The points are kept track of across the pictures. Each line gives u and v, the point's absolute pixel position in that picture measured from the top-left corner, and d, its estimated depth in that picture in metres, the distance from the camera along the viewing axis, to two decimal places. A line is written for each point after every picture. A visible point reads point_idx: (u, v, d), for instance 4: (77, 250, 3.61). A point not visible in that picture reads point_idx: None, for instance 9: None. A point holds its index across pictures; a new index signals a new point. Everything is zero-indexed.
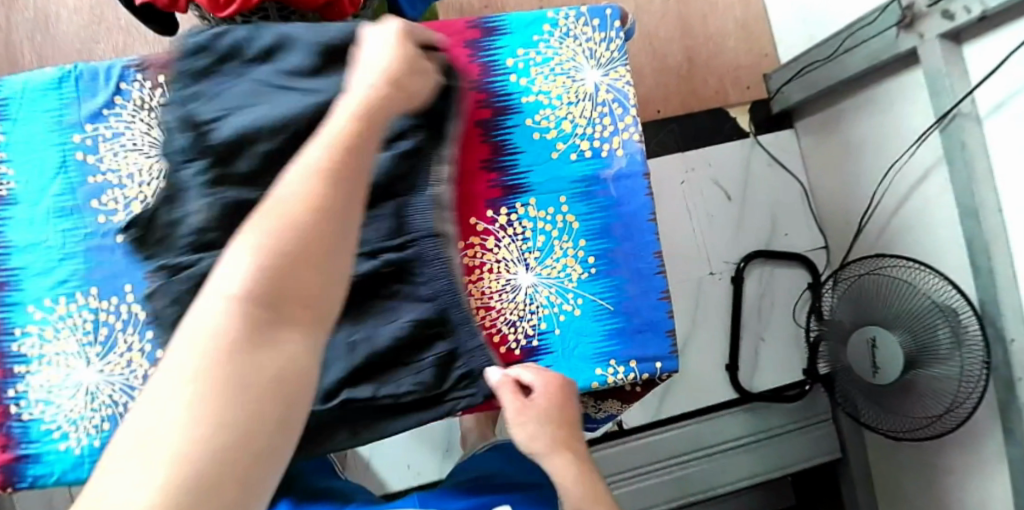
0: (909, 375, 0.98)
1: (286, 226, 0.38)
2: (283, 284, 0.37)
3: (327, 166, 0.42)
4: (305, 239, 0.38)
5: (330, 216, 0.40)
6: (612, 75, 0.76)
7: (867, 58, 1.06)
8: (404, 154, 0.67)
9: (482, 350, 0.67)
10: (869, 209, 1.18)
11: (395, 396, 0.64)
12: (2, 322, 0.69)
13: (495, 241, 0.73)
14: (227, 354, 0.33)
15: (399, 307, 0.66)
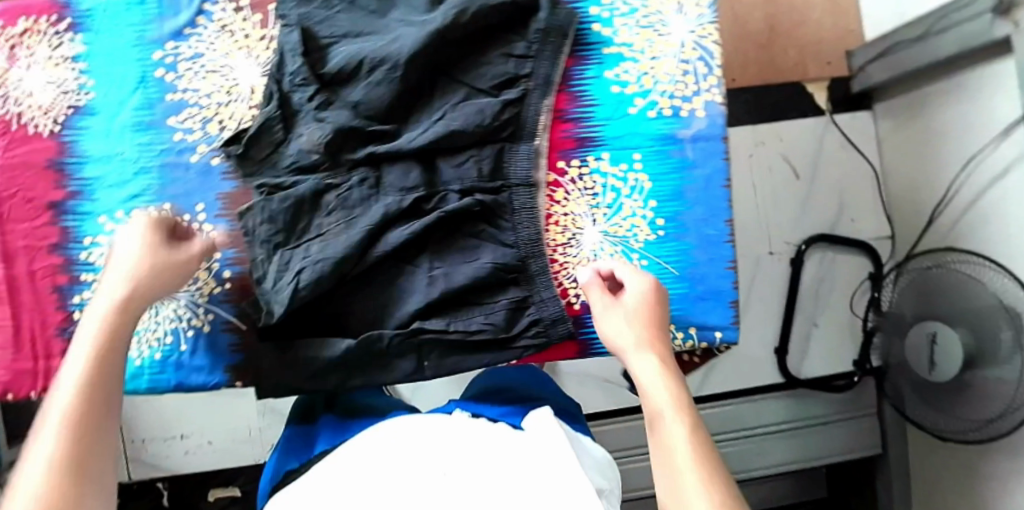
0: (964, 375, 0.94)
1: (90, 378, 0.48)
2: (96, 423, 0.46)
3: (104, 322, 0.52)
4: (93, 387, 0.47)
5: (107, 371, 0.49)
6: (699, 32, 0.71)
7: (957, 42, 0.99)
8: (503, 101, 0.67)
9: (555, 300, 0.68)
10: (944, 201, 1.12)
11: (465, 333, 0.66)
12: (73, 229, 0.70)
13: (563, 193, 0.71)
14: (61, 470, 0.42)
15: (480, 247, 0.68)
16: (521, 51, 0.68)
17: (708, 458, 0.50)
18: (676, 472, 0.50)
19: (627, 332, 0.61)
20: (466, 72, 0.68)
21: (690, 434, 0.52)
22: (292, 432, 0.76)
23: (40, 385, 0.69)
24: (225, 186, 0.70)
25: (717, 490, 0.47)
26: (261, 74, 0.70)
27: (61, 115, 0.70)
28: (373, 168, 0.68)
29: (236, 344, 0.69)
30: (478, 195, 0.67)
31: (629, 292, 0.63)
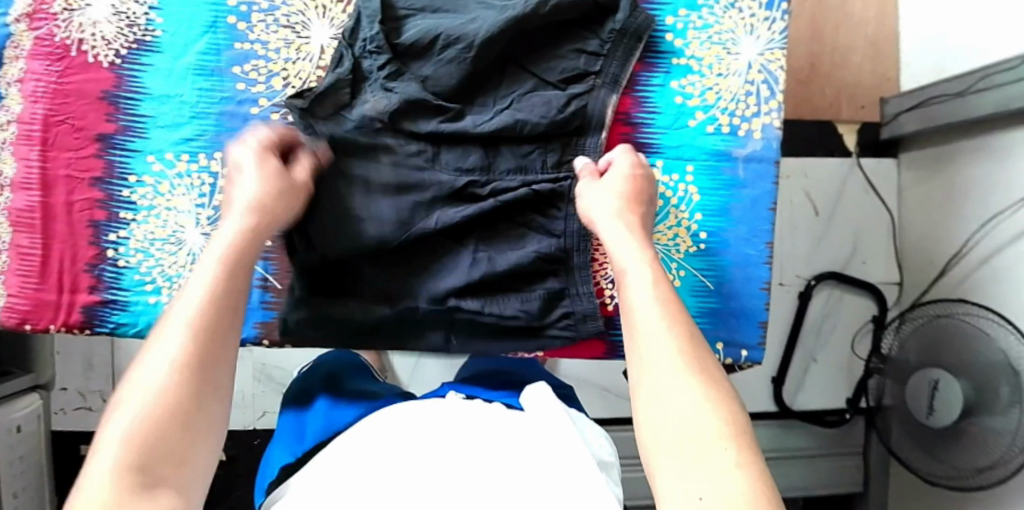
0: (961, 423, 0.97)
1: (201, 331, 0.46)
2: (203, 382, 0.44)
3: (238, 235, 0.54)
4: (207, 342, 0.45)
5: (219, 332, 0.47)
6: (767, 57, 0.73)
7: (994, 103, 1.02)
8: (572, 95, 0.68)
9: (590, 297, 0.68)
10: (957, 255, 1.15)
11: (499, 316, 0.67)
12: (118, 164, 0.69)
13: None
14: (165, 430, 0.40)
15: (527, 235, 0.69)
16: (594, 48, 0.69)
17: (674, 312, 0.49)
18: (637, 325, 0.49)
19: (607, 204, 0.61)
20: (537, 60, 0.69)
21: (657, 290, 0.51)
22: (287, 419, 0.71)
23: (60, 319, 0.68)
24: None
25: (684, 341, 0.47)
26: (333, 36, 0.70)
27: (122, 48, 0.69)
28: (433, 144, 0.69)
29: (270, 301, 0.69)
30: (533, 184, 0.67)
31: (614, 171, 0.64)
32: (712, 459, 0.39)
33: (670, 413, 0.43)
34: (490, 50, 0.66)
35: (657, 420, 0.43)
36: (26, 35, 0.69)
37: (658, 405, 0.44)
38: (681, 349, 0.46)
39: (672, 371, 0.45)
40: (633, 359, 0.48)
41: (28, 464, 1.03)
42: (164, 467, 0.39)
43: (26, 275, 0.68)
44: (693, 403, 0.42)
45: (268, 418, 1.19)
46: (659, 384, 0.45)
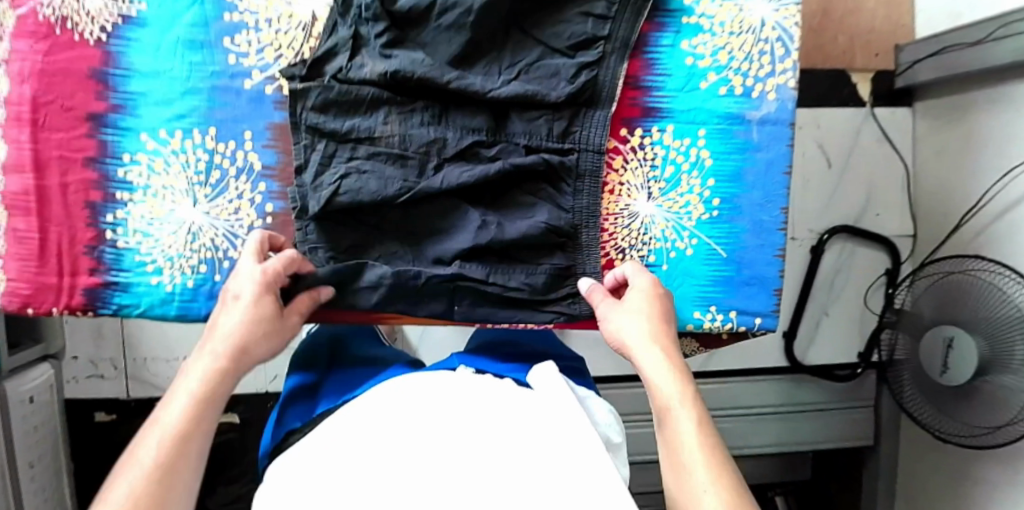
0: (975, 381, 0.97)
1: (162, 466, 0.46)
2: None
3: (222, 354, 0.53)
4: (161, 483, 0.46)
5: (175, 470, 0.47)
6: (782, 11, 0.69)
7: (1017, 51, 0.98)
8: (580, 62, 0.65)
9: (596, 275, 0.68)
10: (973, 209, 1.13)
11: (503, 286, 0.66)
12: (111, 144, 0.67)
13: (622, 161, 0.69)
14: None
15: (536, 205, 0.67)
16: (601, 10, 0.65)
17: (718, 453, 0.50)
18: (682, 462, 0.50)
19: (637, 326, 0.58)
20: (540, 22, 0.65)
21: (700, 428, 0.51)
22: (293, 381, 0.68)
23: (62, 302, 0.67)
24: (278, 116, 0.67)
25: (725, 478, 0.48)
26: (324, 3, 0.67)
27: (108, 23, 0.66)
28: (439, 104, 0.65)
29: None
30: (544, 155, 0.65)
31: (632, 290, 0.61)
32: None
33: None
34: (489, 13, 0.63)
35: None
36: (8, 14, 0.66)
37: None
38: (726, 491, 0.47)
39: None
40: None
41: (46, 436, 1.05)
42: None
43: (25, 258, 0.67)
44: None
45: (279, 382, 1.20)
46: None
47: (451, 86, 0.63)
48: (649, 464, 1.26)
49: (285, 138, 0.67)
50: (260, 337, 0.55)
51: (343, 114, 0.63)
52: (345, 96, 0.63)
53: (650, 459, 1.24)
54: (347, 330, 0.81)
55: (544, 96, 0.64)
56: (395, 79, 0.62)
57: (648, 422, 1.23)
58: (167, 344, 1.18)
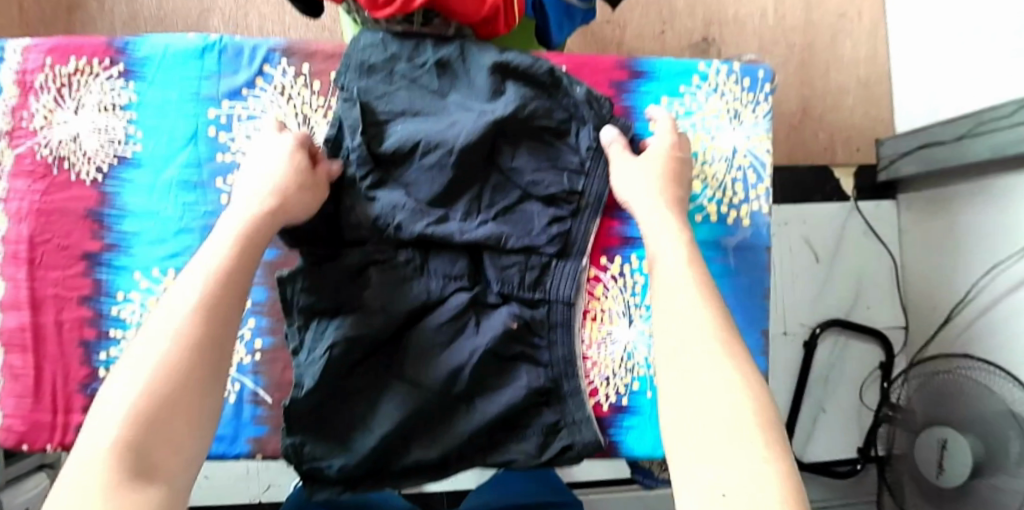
0: (971, 481, 0.95)
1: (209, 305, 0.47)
2: (204, 377, 0.44)
3: (232, 245, 0.52)
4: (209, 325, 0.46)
5: (220, 317, 0.47)
6: (753, 141, 0.72)
7: (991, 149, 1.01)
8: (553, 215, 0.69)
9: (587, 424, 0.68)
10: (961, 302, 1.13)
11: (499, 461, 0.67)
12: (104, 283, 0.69)
13: (602, 289, 0.72)
14: (157, 399, 0.40)
15: (517, 366, 0.68)
16: (575, 165, 0.70)
17: (722, 320, 0.51)
18: (676, 318, 0.52)
19: (652, 186, 0.64)
20: (515, 160, 0.69)
21: (704, 295, 0.53)
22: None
23: (56, 438, 0.67)
24: (268, 253, 0.69)
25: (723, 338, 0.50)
26: (315, 144, 0.70)
27: (104, 164, 0.69)
28: (421, 251, 0.69)
29: (262, 415, 0.68)
30: (515, 306, 0.69)
31: (652, 147, 0.67)
32: (734, 393, 0.45)
33: (702, 419, 0.45)
34: (468, 154, 0.66)
35: (694, 393, 0.46)
36: (8, 153, 0.69)
37: (690, 406, 0.46)
38: (726, 356, 0.48)
39: (712, 365, 0.47)
40: (666, 363, 0.50)
41: None
42: (157, 456, 0.39)
43: (21, 395, 0.68)
44: (737, 398, 0.45)
45: (272, 492, 1.15)
46: (683, 385, 0.48)
47: (421, 236, 0.67)
48: None
49: (272, 276, 0.69)
50: (297, 206, 0.59)
51: (338, 286, 0.66)
52: (336, 272, 0.66)
53: None
54: None
55: (514, 241, 0.68)
56: (378, 223, 0.67)
57: None
58: None
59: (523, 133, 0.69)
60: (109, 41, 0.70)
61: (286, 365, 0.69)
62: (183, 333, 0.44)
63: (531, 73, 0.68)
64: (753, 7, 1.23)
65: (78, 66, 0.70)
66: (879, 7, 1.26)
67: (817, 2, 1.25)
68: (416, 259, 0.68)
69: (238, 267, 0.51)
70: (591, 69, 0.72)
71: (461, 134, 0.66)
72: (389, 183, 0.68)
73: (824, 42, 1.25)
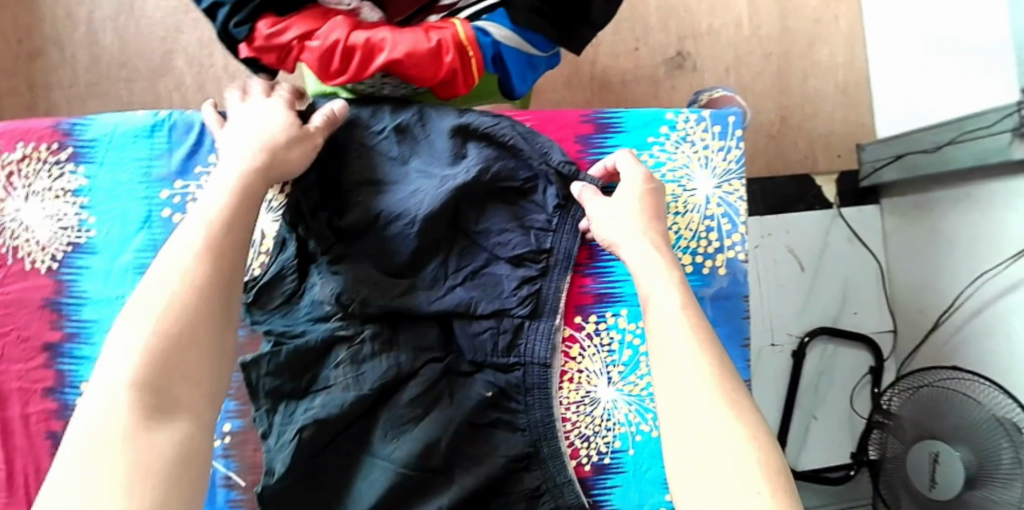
0: (965, 495, 0.95)
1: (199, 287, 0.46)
2: (215, 323, 0.46)
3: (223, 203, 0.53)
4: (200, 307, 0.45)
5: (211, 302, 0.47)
6: (726, 188, 0.70)
7: (974, 156, 0.99)
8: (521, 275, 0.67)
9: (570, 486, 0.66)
10: (950, 309, 1.12)
11: None
12: (67, 374, 0.67)
13: (579, 349, 0.69)
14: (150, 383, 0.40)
15: (495, 433, 0.66)
16: (542, 223, 0.68)
17: (720, 362, 0.48)
18: (669, 365, 0.49)
19: (630, 220, 0.61)
20: (482, 224, 0.68)
21: (697, 336, 0.50)
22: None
23: None
24: (232, 333, 0.67)
25: (724, 385, 0.46)
26: (272, 220, 0.68)
27: (58, 252, 0.67)
28: (388, 325, 0.66)
29: (236, 499, 0.66)
30: (490, 373, 0.67)
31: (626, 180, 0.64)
32: (741, 449, 0.42)
33: (710, 478, 0.42)
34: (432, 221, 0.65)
35: (703, 452, 0.43)
36: None
37: (697, 465, 0.43)
38: (727, 403, 0.45)
39: (710, 417, 0.44)
40: (665, 412, 0.48)
41: None
42: (178, 389, 0.41)
43: None
44: (742, 457, 0.42)
45: None
46: (686, 438, 0.45)
47: (386, 308, 0.64)
48: None
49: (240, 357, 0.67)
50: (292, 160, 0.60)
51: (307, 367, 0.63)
52: (297, 356, 0.62)
53: None
54: None
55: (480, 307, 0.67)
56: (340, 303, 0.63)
57: None
58: None
59: (486, 194, 0.68)
60: (55, 124, 0.69)
61: (257, 445, 0.67)
62: (164, 328, 0.42)
63: (490, 136, 0.68)
64: (727, 17, 1.21)
65: (24, 152, 0.68)
66: (854, 11, 1.24)
67: (792, 8, 1.22)
68: (384, 335, 0.65)
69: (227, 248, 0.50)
70: (556, 125, 0.71)
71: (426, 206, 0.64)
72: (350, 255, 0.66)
73: (801, 49, 1.23)
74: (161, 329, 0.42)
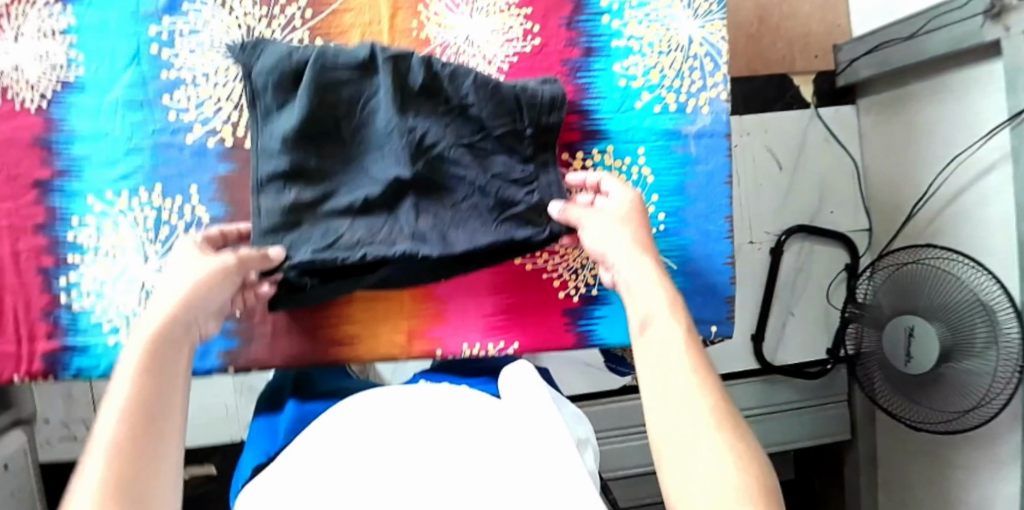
0: (940, 367, 1.00)
1: (144, 375, 0.43)
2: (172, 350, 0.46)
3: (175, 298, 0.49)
4: (146, 402, 0.42)
5: (156, 407, 0.42)
6: (708, 29, 0.72)
7: (948, 43, 1.02)
8: (501, 200, 0.64)
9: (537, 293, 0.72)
10: (923, 198, 1.16)
11: (471, 352, 0.71)
12: (59, 209, 0.67)
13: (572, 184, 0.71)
14: (120, 470, 0.37)
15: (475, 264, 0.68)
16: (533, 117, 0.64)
17: (705, 367, 0.48)
18: (665, 371, 0.48)
19: (620, 235, 0.58)
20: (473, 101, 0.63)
21: (688, 348, 0.49)
22: (259, 423, 0.68)
23: (22, 369, 0.67)
24: (222, 167, 0.68)
25: (718, 399, 0.46)
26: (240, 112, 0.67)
27: (47, 90, 0.67)
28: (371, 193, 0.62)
29: (231, 329, 0.68)
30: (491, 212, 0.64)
31: (614, 203, 0.61)
32: (722, 448, 0.42)
33: (685, 456, 0.43)
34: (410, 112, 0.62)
35: (678, 441, 0.44)
36: None
37: (687, 449, 0.43)
38: (715, 414, 0.44)
39: (690, 400, 0.46)
40: (651, 398, 0.48)
41: (22, 502, 1.00)
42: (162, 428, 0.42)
43: None
44: (719, 451, 0.42)
45: None
46: (671, 419, 0.45)
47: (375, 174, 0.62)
48: (639, 476, 1.25)
49: (231, 189, 0.68)
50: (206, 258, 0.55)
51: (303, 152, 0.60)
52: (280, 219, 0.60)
53: (641, 470, 1.23)
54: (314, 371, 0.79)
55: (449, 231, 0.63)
56: (321, 93, 0.60)
57: (633, 435, 1.22)
58: None
59: None
60: None
61: None
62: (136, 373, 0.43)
63: None
64: None
65: None
66: None
67: None
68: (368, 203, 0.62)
69: (177, 331, 0.47)
70: None
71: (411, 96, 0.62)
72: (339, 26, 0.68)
73: None
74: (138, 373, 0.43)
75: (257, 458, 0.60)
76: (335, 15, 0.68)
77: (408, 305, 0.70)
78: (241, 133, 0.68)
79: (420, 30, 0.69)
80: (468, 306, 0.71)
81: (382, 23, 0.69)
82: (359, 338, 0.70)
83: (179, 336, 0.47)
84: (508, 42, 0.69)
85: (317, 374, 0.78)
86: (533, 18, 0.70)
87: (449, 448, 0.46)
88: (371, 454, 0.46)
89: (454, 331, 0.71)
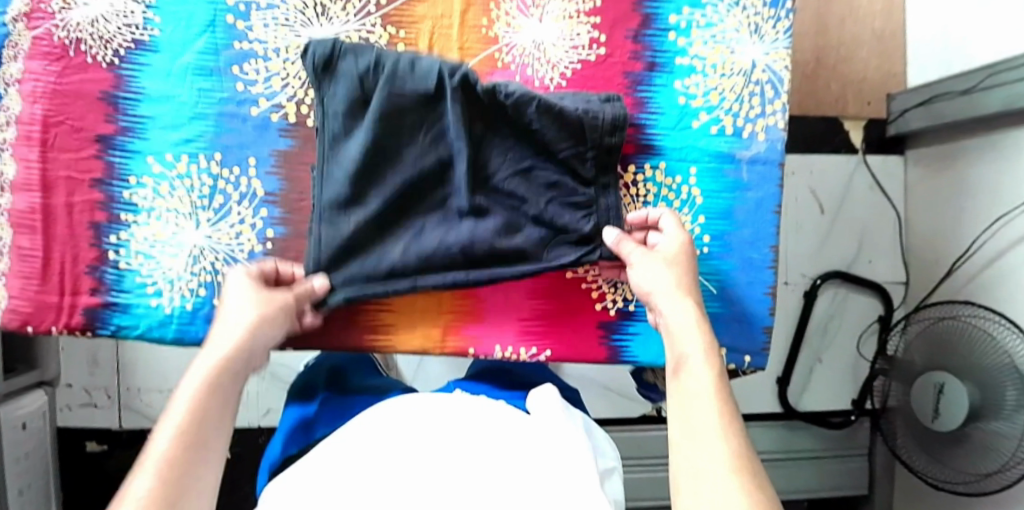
0: (966, 427, 0.96)
1: (208, 392, 0.46)
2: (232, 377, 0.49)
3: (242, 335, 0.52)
4: (200, 421, 0.45)
5: (202, 435, 0.44)
6: (772, 56, 0.72)
7: (1003, 101, 0.99)
8: (557, 226, 0.65)
9: (574, 304, 0.71)
10: (964, 256, 1.13)
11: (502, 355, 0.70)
12: (117, 166, 0.68)
13: (630, 195, 0.70)
14: (165, 485, 0.40)
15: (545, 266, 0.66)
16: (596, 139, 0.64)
17: (734, 413, 0.47)
18: (691, 412, 0.48)
19: (663, 276, 0.58)
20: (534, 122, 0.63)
21: (718, 392, 0.48)
22: (290, 411, 0.68)
23: (62, 321, 0.68)
24: (282, 143, 0.69)
25: (741, 449, 0.44)
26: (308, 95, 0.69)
27: (121, 49, 0.68)
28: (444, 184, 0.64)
29: None
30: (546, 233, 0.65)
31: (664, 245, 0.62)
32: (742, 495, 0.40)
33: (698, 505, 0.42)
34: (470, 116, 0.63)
35: (696, 480, 0.43)
36: (24, 36, 0.68)
37: (707, 492, 0.42)
38: (737, 464, 0.43)
39: (709, 443, 0.45)
40: (679, 450, 0.46)
41: (36, 461, 1.01)
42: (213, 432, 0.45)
43: (28, 276, 0.68)
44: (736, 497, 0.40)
45: (272, 416, 1.14)
46: (689, 461, 0.45)
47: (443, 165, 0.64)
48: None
49: (289, 166, 0.69)
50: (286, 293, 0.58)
51: (379, 156, 0.62)
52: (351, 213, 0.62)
53: (653, 502, 1.20)
54: (345, 361, 0.80)
55: (514, 227, 0.65)
56: (388, 107, 0.61)
57: (646, 466, 1.20)
58: (153, 363, 1.16)
59: None
60: None
61: (297, 255, 0.69)
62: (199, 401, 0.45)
63: None
64: None
65: None
66: None
67: None
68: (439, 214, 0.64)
69: (236, 366, 0.50)
70: None
71: (468, 105, 0.63)
72: (409, 18, 0.70)
73: None
74: (198, 396, 0.46)
75: (286, 446, 0.61)
76: (408, 5, 0.69)
77: (445, 299, 0.70)
78: (305, 111, 0.69)
79: (489, 28, 0.70)
80: (505, 308, 0.71)
81: (454, 17, 0.70)
82: (394, 327, 0.70)
83: (236, 372, 0.50)
84: (573, 50, 0.71)
85: (351, 366, 0.79)
86: (601, 28, 0.71)
87: (464, 453, 0.45)
88: (385, 454, 0.45)
89: (488, 331, 0.70)
